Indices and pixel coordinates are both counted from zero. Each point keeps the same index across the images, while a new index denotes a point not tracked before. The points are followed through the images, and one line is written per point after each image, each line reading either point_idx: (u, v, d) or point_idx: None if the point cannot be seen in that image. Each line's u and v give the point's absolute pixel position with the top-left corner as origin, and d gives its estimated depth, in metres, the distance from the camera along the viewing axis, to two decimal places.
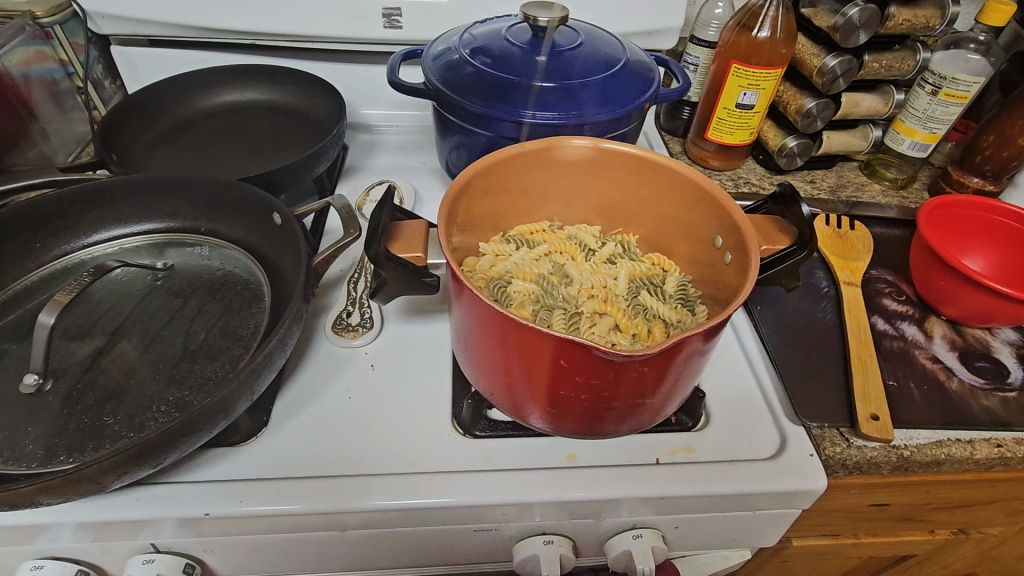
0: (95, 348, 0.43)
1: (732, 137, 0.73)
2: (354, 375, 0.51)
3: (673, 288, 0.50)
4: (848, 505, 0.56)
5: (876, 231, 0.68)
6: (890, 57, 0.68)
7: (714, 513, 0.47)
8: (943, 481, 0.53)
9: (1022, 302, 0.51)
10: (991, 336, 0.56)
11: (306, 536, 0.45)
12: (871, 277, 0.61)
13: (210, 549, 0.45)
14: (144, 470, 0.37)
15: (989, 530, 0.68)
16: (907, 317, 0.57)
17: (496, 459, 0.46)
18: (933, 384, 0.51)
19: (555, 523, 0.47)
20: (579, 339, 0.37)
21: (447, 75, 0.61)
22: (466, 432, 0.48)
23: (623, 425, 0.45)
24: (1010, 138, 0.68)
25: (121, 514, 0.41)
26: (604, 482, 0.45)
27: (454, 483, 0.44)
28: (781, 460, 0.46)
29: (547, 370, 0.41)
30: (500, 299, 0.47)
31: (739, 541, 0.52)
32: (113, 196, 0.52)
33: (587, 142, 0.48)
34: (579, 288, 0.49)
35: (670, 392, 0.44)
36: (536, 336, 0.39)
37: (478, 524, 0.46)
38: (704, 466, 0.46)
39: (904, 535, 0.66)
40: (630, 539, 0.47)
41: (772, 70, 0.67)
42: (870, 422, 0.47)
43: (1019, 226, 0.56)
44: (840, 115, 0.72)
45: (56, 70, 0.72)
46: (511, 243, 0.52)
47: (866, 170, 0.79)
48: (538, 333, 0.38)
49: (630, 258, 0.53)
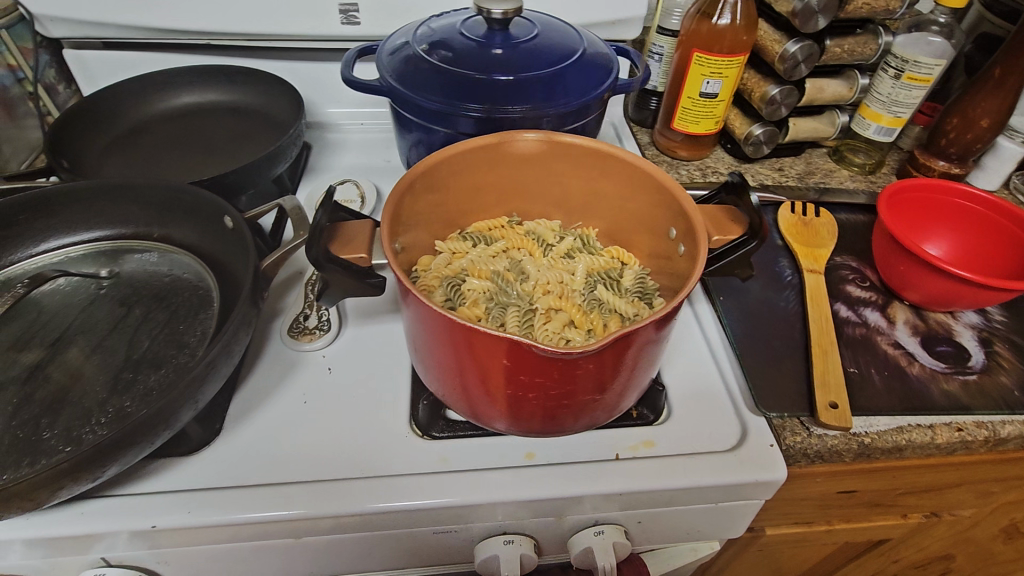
0: (35, 360, 0.42)
1: (698, 127, 0.73)
2: (311, 379, 0.50)
3: (631, 281, 0.50)
4: (816, 493, 0.56)
5: (842, 218, 0.67)
6: (852, 42, 0.67)
7: (676, 507, 0.47)
8: (908, 466, 0.53)
9: (983, 286, 0.51)
10: (953, 320, 0.56)
11: (264, 544, 0.45)
12: (835, 264, 0.61)
13: (165, 560, 0.44)
14: (83, 483, 0.36)
15: (961, 512, 0.68)
16: (870, 304, 0.57)
17: (453, 459, 0.46)
18: (895, 371, 0.51)
19: (517, 523, 0.46)
20: (519, 337, 0.37)
21: (402, 71, 0.60)
22: (423, 434, 0.47)
23: (579, 422, 0.45)
24: (974, 120, 0.67)
25: (65, 529, 0.40)
26: (564, 479, 0.44)
27: (410, 486, 0.43)
28: (742, 452, 0.46)
29: (499, 372, 0.40)
30: (454, 298, 0.47)
31: (705, 533, 0.52)
32: (57, 204, 0.51)
33: (539, 135, 0.47)
34: (535, 285, 0.48)
35: (624, 387, 0.44)
36: (487, 340, 0.38)
37: (438, 526, 0.45)
38: (665, 460, 0.46)
39: (876, 520, 0.67)
40: (592, 535, 0.47)
41: (735, 57, 0.66)
42: (829, 411, 0.46)
43: (979, 209, 0.56)
44: (804, 101, 0.72)
45: (5, 75, 0.69)
46: (468, 240, 0.51)
47: (834, 156, 0.79)
48: (488, 336, 0.38)
49: (589, 252, 0.52)
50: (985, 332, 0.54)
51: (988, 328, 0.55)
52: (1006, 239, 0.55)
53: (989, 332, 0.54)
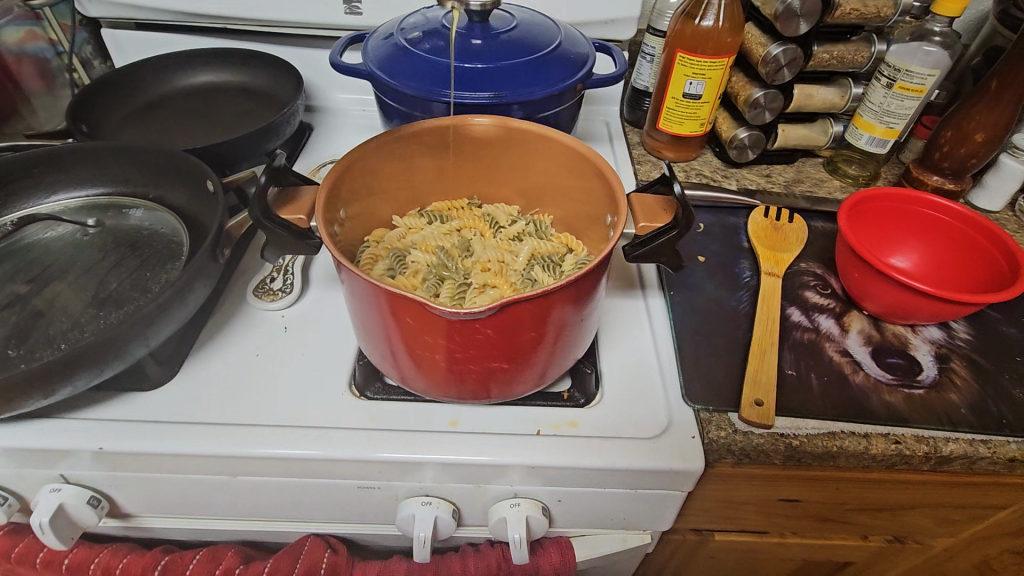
0: (17, 291, 0.47)
1: (683, 128, 0.73)
2: (266, 335, 0.54)
3: (571, 266, 0.51)
4: (755, 498, 0.55)
5: (818, 226, 0.67)
6: (842, 49, 0.66)
7: (596, 488, 0.48)
8: (850, 477, 0.52)
9: (936, 297, 0.49)
10: (912, 333, 0.54)
11: (204, 479, 0.48)
12: (799, 270, 0.60)
13: (116, 484, 0.49)
14: (36, 398, 0.41)
15: (929, 540, 0.65)
16: (826, 311, 0.56)
17: (380, 419, 0.48)
18: (836, 377, 0.50)
19: (437, 487, 0.48)
20: (415, 296, 0.38)
21: (386, 57, 0.64)
22: (358, 394, 0.50)
23: (498, 394, 0.47)
24: (967, 134, 0.65)
25: (28, 442, 0.45)
26: (482, 448, 0.46)
27: (335, 438, 0.46)
28: (661, 440, 0.47)
29: (413, 334, 0.42)
30: (396, 269, 0.49)
31: (631, 521, 0.52)
32: (64, 160, 0.56)
33: (492, 120, 0.49)
34: (475, 262, 0.50)
35: (542, 363, 0.45)
36: (407, 303, 0.40)
37: (362, 481, 0.48)
38: (583, 440, 0.47)
39: (833, 538, 0.65)
40: (508, 507, 0.49)
41: (718, 59, 0.66)
42: (752, 407, 0.47)
43: (948, 220, 0.55)
44: (793, 108, 0.71)
45: (47, 49, 0.77)
46: (425, 218, 0.54)
47: (828, 167, 0.77)
48: (407, 299, 0.39)
49: (538, 237, 0.54)
50: (944, 348, 0.53)
51: (948, 345, 0.53)
52: (976, 255, 0.53)
53: (948, 349, 0.53)
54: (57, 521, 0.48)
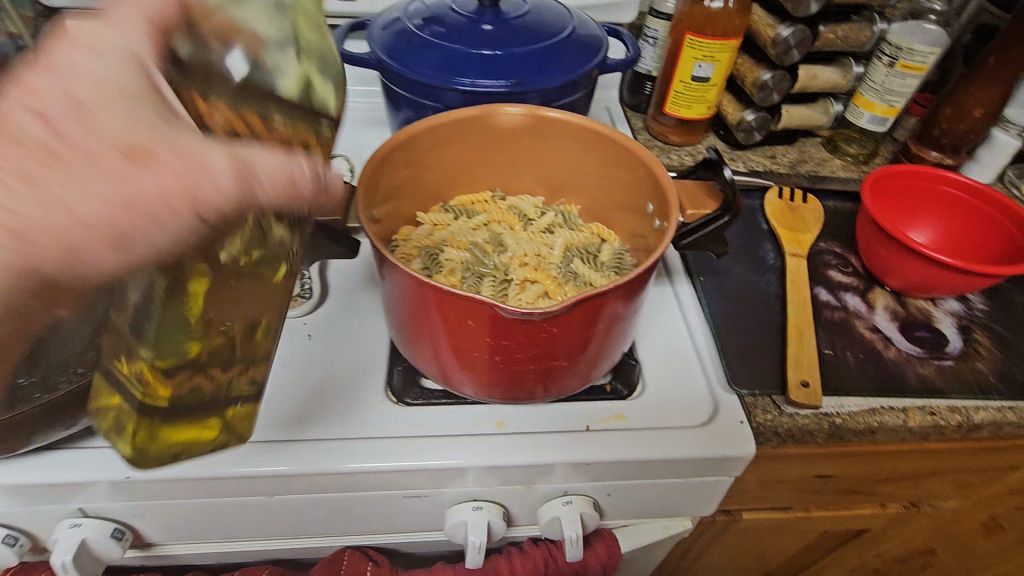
0: None
1: (690, 112, 0.73)
2: (289, 344, 0.51)
3: (608, 257, 0.50)
4: (790, 476, 0.56)
5: (829, 205, 0.67)
6: (847, 28, 0.67)
7: (646, 480, 0.48)
8: (883, 451, 0.53)
9: (963, 271, 0.50)
10: (934, 307, 0.55)
11: (238, 501, 0.46)
12: (819, 250, 0.61)
13: (141, 514, 0.46)
14: (57, 429, 0.37)
15: (942, 504, 0.68)
16: (851, 289, 0.56)
17: (424, 424, 0.46)
18: (869, 354, 0.51)
19: (486, 490, 0.47)
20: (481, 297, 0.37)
21: (392, 45, 0.60)
22: (397, 400, 0.48)
23: (548, 392, 0.45)
24: (966, 110, 0.67)
25: (43, 477, 0.41)
26: (534, 449, 0.45)
27: (380, 449, 0.44)
28: (712, 428, 0.46)
29: (469, 336, 0.41)
30: (431, 267, 0.47)
31: (676, 509, 0.52)
32: None
33: (523, 109, 0.48)
34: (511, 256, 0.48)
35: (595, 358, 0.44)
36: (470, 306, 0.38)
37: (408, 490, 0.46)
38: (634, 433, 0.46)
39: (855, 509, 0.67)
40: (560, 505, 0.48)
41: (727, 41, 0.66)
42: (800, 389, 0.46)
43: (963, 195, 0.56)
44: (797, 88, 0.72)
45: None
46: (450, 213, 0.52)
47: (828, 146, 0.78)
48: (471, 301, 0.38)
49: (570, 228, 0.52)
50: (965, 320, 0.54)
51: (968, 316, 0.55)
52: (991, 230, 0.55)
53: (969, 320, 0.54)
54: (80, 558, 0.44)
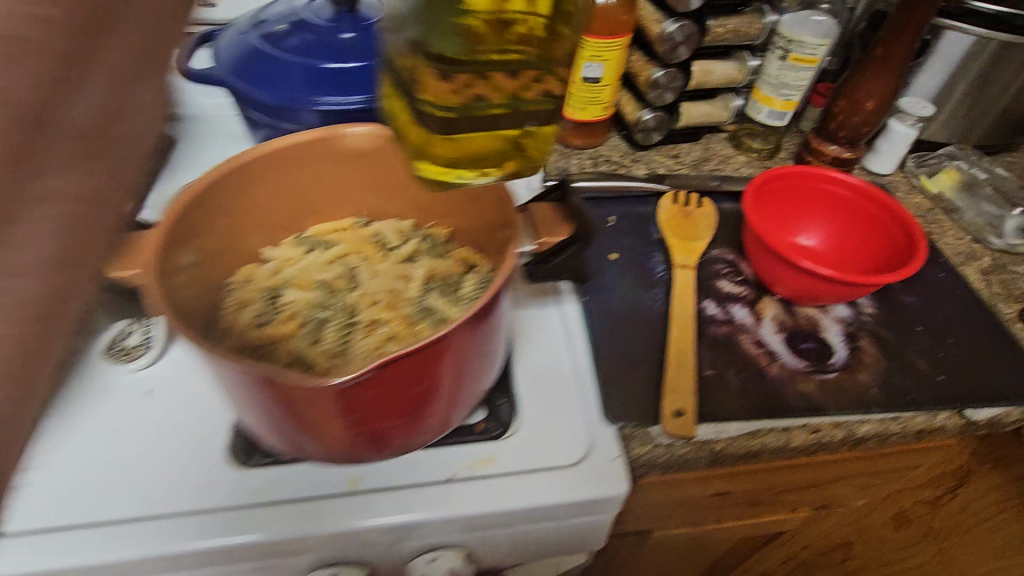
0: None
1: (585, 114, 0.69)
2: (123, 405, 0.45)
3: (471, 287, 0.46)
4: (687, 497, 0.54)
5: (727, 207, 0.65)
6: (736, 22, 0.64)
7: (523, 526, 0.44)
8: (774, 467, 0.51)
9: (840, 282, 0.48)
10: (823, 314, 0.53)
11: None
12: (711, 258, 0.58)
13: None
14: None
15: (851, 502, 0.68)
16: (739, 300, 0.54)
17: (269, 489, 0.42)
18: (752, 372, 0.49)
19: (345, 553, 0.43)
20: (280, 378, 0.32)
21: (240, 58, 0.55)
22: (240, 462, 0.43)
23: (401, 444, 0.41)
24: (858, 103, 0.65)
25: None
26: (388, 507, 0.41)
27: (215, 522, 0.40)
28: (584, 467, 0.43)
29: (289, 412, 0.35)
30: (270, 314, 0.43)
31: (566, 547, 0.49)
32: None
33: (367, 129, 0.44)
34: (362, 295, 0.44)
35: (446, 402, 0.40)
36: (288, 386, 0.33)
37: (255, 561, 0.42)
38: (501, 480, 0.42)
39: (765, 516, 0.66)
40: (425, 563, 0.43)
41: (615, 39, 0.62)
42: (672, 420, 0.44)
43: (848, 194, 0.55)
44: (693, 85, 0.69)
45: None
46: (303, 246, 0.48)
47: (733, 142, 0.76)
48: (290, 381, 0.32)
49: (434, 257, 0.48)
50: (852, 326, 0.53)
51: (856, 321, 0.53)
52: (876, 230, 0.53)
53: (857, 326, 0.53)
54: None
